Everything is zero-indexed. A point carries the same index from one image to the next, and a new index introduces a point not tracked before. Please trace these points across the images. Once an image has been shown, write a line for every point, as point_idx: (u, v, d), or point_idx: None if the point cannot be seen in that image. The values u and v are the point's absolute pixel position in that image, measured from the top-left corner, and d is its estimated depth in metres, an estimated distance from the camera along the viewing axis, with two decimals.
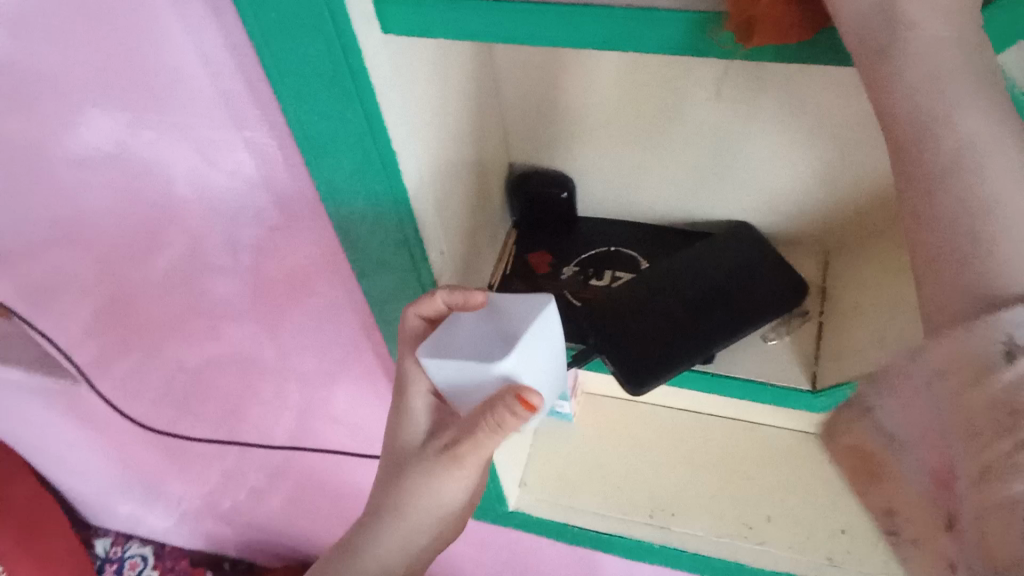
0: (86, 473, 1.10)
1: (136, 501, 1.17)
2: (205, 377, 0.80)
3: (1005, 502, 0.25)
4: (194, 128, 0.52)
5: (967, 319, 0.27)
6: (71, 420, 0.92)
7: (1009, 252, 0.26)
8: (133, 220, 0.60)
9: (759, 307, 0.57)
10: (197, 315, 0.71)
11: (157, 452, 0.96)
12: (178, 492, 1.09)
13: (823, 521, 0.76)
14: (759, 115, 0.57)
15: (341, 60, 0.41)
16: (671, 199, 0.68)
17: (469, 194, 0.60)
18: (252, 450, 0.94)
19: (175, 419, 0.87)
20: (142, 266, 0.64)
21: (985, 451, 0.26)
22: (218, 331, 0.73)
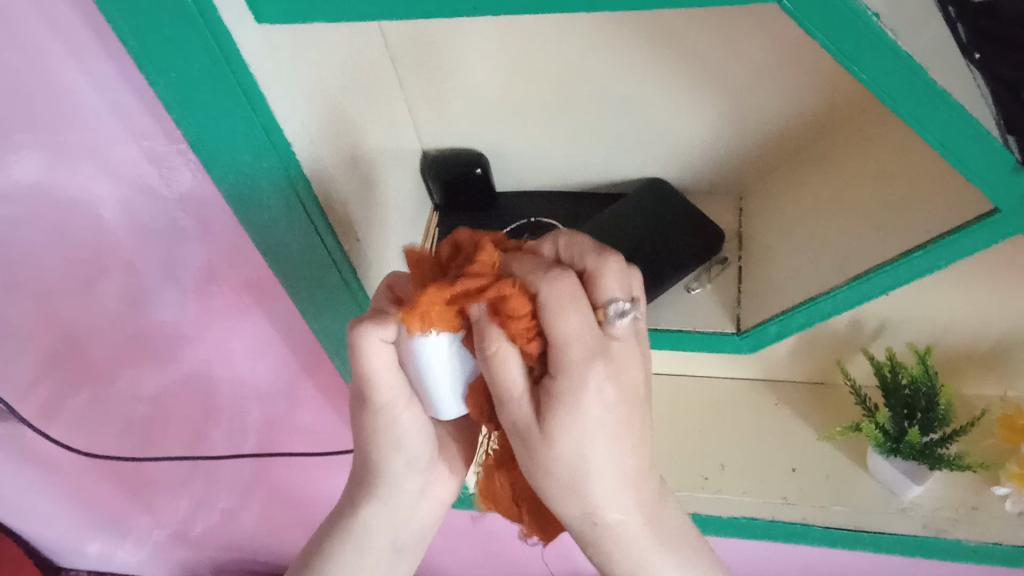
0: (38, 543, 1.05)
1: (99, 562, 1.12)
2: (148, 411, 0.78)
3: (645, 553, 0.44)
4: (99, 150, 0.51)
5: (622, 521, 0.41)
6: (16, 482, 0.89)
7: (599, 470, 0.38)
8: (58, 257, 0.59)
9: (679, 260, 0.61)
10: (126, 350, 0.69)
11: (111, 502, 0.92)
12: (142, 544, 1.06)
13: (778, 462, 0.75)
14: (653, 73, 0.59)
15: (216, 54, 0.41)
16: (584, 163, 0.69)
17: (381, 183, 0.60)
18: (213, 482, 0.92)
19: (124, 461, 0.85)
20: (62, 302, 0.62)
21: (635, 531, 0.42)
22: (153, 363, 0.71)
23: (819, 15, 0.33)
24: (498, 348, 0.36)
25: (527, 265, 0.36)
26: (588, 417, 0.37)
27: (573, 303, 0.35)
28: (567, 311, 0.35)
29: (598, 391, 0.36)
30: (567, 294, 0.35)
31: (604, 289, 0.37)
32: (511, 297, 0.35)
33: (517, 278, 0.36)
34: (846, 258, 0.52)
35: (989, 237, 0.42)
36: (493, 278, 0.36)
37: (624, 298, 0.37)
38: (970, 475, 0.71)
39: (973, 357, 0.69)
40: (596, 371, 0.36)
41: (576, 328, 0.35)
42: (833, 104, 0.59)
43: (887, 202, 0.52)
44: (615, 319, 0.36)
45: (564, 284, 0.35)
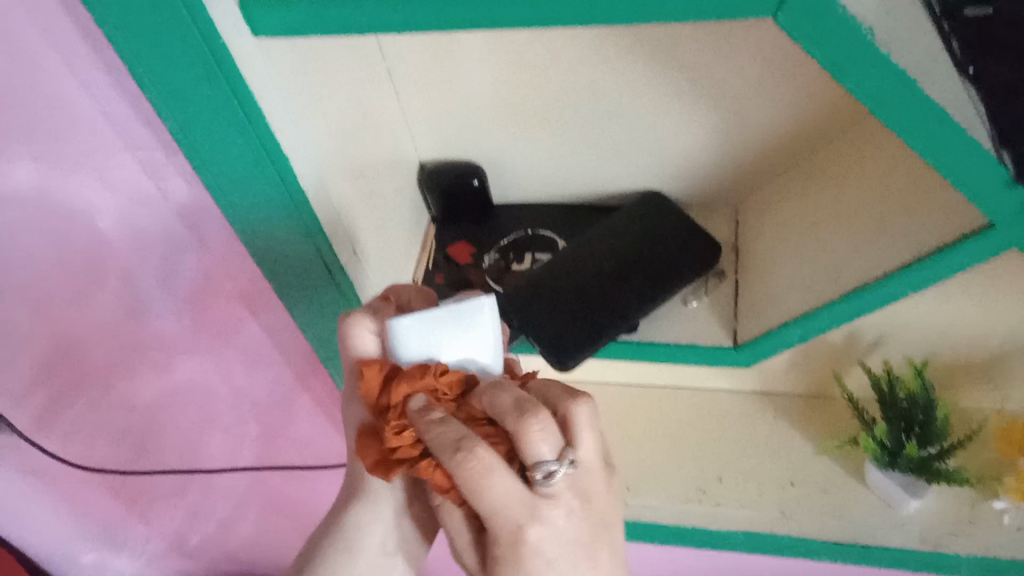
0: None
1: None
2: None
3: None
4: (95, 160, 0.51)
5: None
6: None
7: None
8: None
9: (674, 272, 0.61)
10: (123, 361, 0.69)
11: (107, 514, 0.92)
12: None
13: (776, 474, 0.74)
14: (648, 85, 0.59)
15: (211, 65, 0.41)
16: (580, 175, 0.69)
17: (378, 195, 0.60)
18: (209, 493, 0.91)
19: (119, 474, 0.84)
20: None
21: None
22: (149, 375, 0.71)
23: (812, 29, 0.34)
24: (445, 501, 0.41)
25: (438, 442, 0.37)
26: (529, 567, 0.38)
27: (483, 468, 0.36)
28: (484, 481, 0.36)
29: (536, 551, 0.37)
30: (483, 471, 0.36)
31: (533, 453, 0.36)
32: (431, 474, 0.38)
33: (432, 459, 0.38)
34: (841, 270, 0.52)
35: (977, 255, 0.43)
36: (416, 457, 0.39)
37: (553, 460, 0.36)
38: (968, 490, 0.71)
39: (968, 371, 0.69)
40: (532, 532, 0.37)
41: (499, 498, 0.36)
42: (827, 115, 0.59)
43: (882, 214, 0.52)
44: (542, 484, 0.36)
45: (468, 463, 0.36)
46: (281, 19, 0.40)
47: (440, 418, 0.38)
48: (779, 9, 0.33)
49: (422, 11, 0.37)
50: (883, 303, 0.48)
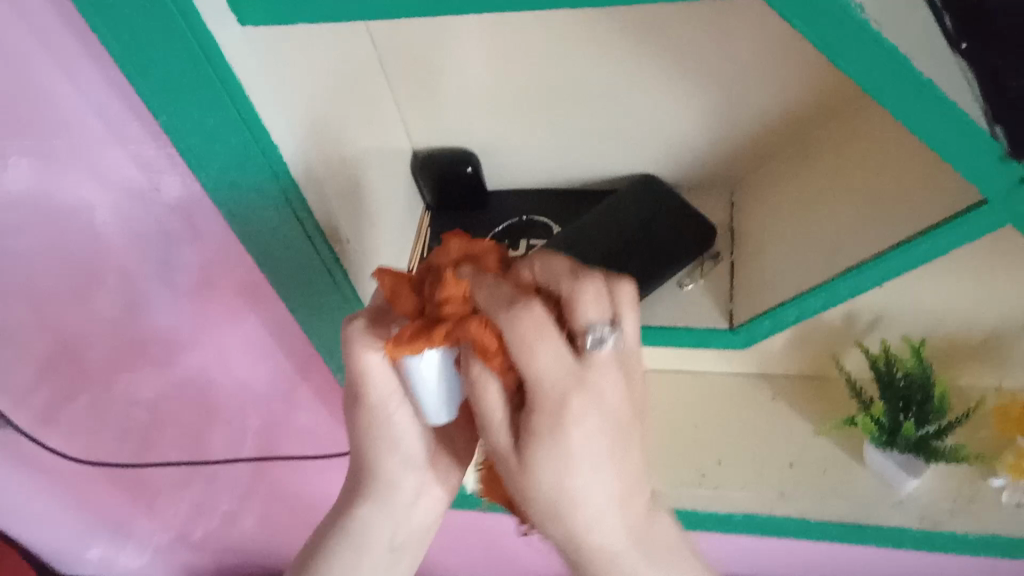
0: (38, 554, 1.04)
1: None
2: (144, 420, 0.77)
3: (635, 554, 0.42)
4: (87, 155, 0.51)
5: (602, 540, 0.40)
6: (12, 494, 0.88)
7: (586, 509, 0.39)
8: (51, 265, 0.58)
9: (669, 254, 0.61)
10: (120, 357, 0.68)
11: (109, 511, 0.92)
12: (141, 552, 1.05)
13: (774, 455, 0.75)
14: (641, 69, 0.59)
15: (199, 55, 0.41)
16: (574, 160, 0.69)
17: (372, 183, 0.60)
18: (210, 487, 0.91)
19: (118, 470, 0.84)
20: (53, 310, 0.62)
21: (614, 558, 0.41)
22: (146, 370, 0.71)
23: (797, 7, 0.34)
24: (482, 382, 0.39)
25: (491, 298, 0.38)
26: (569, 449, 0.38)
27: (538, 330, 0.36)
28: (534, 348, 0.36)
29: (580, 418, 0.37)
30: (533, 328, 0.36)
31: (584, 314, 0.38)
32: (476, 333, 0.39)
33: (483, 312, 0.38)
34: (835, 249, 0.52)
35: (975, 229, 0.42)
36: (466, 312, 0.39)
37: (603, 322, 0.38)
38: (966, 467, 0.71)
39: (966, 349, 0.69)
40: (573, 394, 0.37)
41: (547, 361, 0.36)
42: (820, 95, 0.59)
43: (876, 193, 0.52)
44: (593, 347, 0.37)
45: (524, 315, 0.36)
46: (268, 6, 0.40)
47: (492, 280, 0.39)
48: None
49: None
50: (884, 277, 0.48)
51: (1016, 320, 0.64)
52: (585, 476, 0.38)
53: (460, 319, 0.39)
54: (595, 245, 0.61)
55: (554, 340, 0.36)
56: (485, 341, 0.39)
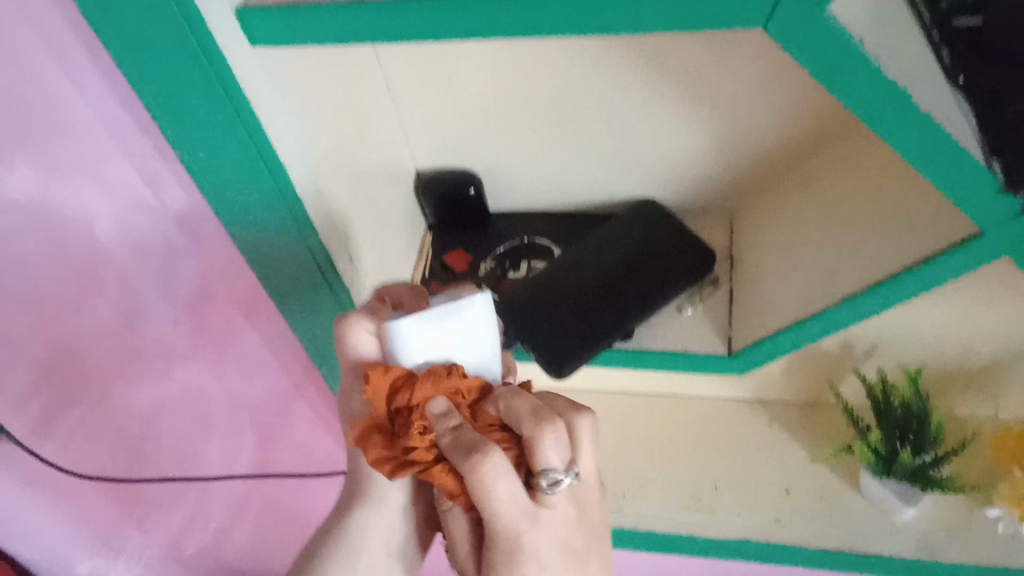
0: None
1: None
2: None
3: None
4: (93, 165, 0.52)
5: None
6: None
7: None
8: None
9: (667, 278, 0.62)
10: None
11: None
12: None
13: (770, 481, 0.75)
14: (641, 94, 0.60)
15: (208, 72, 0.41)
16: (575, 183, 0.69)
17: (375, 202, 0.61)
18: None
19: None
20: None
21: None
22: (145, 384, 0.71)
23: (798, 40, 0.34)
24: (449, 512, 0.40)
25: (456, 446, 0.36)
26: (523, 574, 0.38)
27: (494, 472, 0.35)
28: (492, 496, 0.36)
29: (533, 551, 0.38)
30: (490, 477, 0.35)
31: (543, 458, 0.36)
32: (439, 478, 0.37)
33: (446, 461, 0.37)
34: (833, 275, 0.53)
35: (970, 261, 0.43)
36: (432, 460, 0.37)
37: (560, 466, 0.37)
38: (962, 497, 0.71)
39: (962, 378, 0.69)
40: (525, 532, 0.37)
41: (502, 502, 0.36)
42: (818, 124, 0.60)
43: (873, 221, 0.52)
44: (546, 490, 0.37)
45: (483, 464, 0.35)
46: (279, 23, 0.41)
47: (458, 425, 0.37)
48: (769, 19, 0.34)
49: (413, 23, 0.38)
50: (880, 306, 0.48)
51: (1012, 350, 0.64)
52: None
53: (426, 464, 0.37)
54: (591, 312, 0.59)
55: (510, 485, 0.36)
56: (448, 487, 0.37)
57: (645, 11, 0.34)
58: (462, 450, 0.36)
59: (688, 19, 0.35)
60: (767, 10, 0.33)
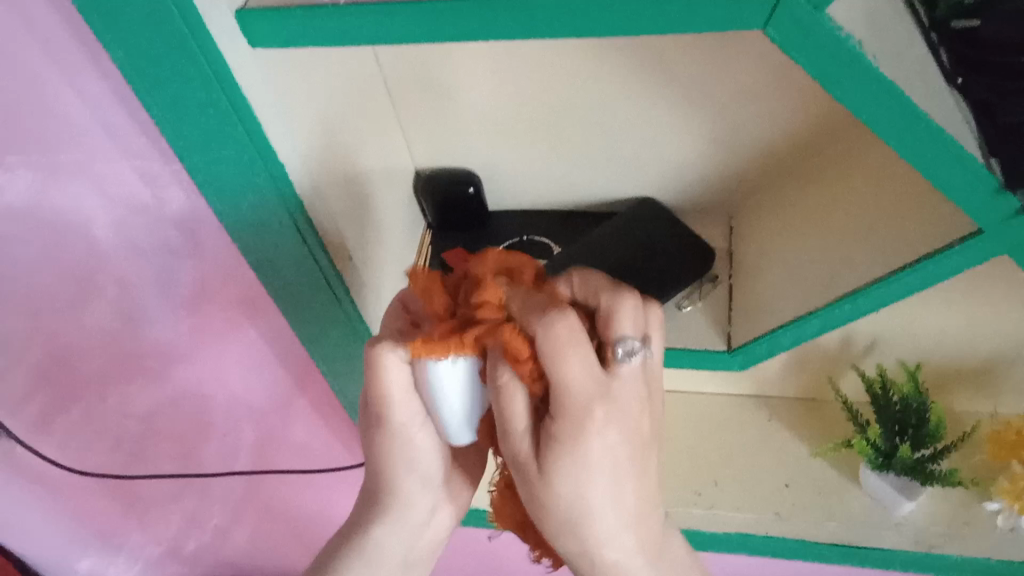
0: None
1: None
2: None
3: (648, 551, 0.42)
4: (92, 169, 0.52)
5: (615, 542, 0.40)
6: None
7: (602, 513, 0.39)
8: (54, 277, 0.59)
9: (667, 276, 0.62)
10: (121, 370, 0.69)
11: None
12: None
13: (769, 475, 0.75)
14: (640, 92, 0.60)
15: (208, 75, 0.41)
16: (574, 182, 0.69)
17: (374, 203, 0.61)
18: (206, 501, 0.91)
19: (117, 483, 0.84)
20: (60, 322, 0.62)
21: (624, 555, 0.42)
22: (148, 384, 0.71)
23: (798, 42, 0.34)
24: (509, 385, 0.38)
25: (527, 306, 0.37)
26: (586, 457, 0.37)
27: (570, 335, 0.35)
28: (564, 358, 0.35)
29: (602, 431, 0.37)
30: (564, 335, 0.35)
31: (617, 327, 0.38)
32: (508, 339, 0.37)
33: (519, 321, 0.37)
34: (833, 273, 0.53)
35: (971, 258, 0.43)
36: (500, 320, 0.38)
37: (635, 337, 0.37)
38: (962, 492, 0.71)
39: (961, 374, 0.69)
40: (597, 406, 0.36)
41: (573, 369, 0.35)
42: (817, 121, 0.60)
43: (872, 219, 0.52)
44: (622, 359, 0.37)
45: (560, 323, 0.35)
46: (277, 26, 0.41)
47: (526, 292, 0.38)
48: (767, 23, 0.34)
49: (413, 26, 0.38)
50: (880, 303, 0.48)
51: (1011, 346, 0.64)
52: (600, 482, 0.38)
53: (492, 323, 0.38)
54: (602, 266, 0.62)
55: (582, 351, 0.35)
56: (514, 351, 0.37)
57: (646, 15, 0.34)
58: (536, 310, 0.37)
59: (685, 25, 0.34)
60: (766, 13, 0.33)
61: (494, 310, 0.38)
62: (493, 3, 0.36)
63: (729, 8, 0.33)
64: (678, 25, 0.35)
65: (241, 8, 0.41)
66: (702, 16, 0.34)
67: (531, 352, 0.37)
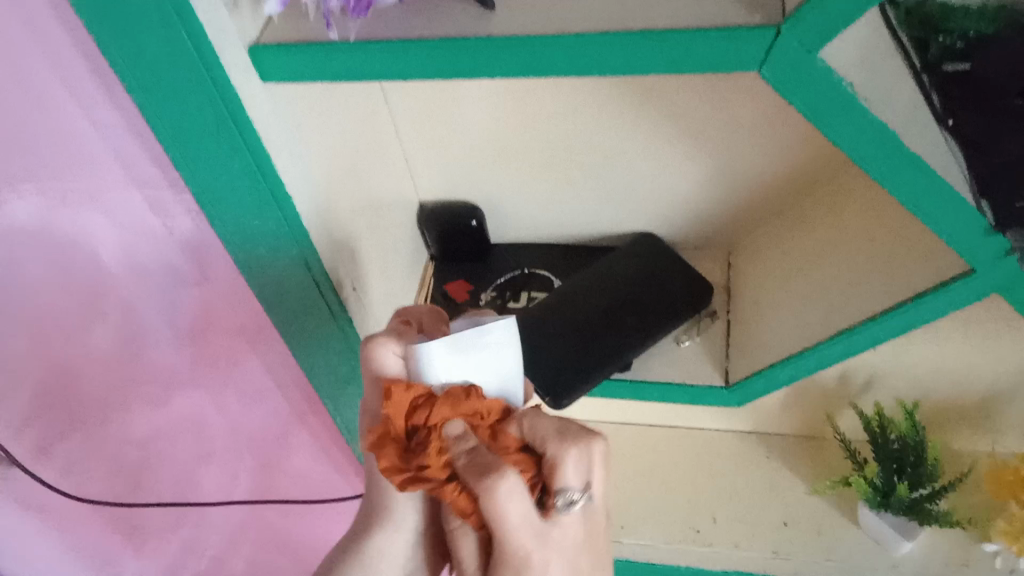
0: None
1: None
2: None
3: None
4: (103, 196, 0.53)
5: None
6: None
7: None
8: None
9: (666, 310, 0.62)
10: None
11: None
12: None
13: (769, 513, 0.75)
14: (642, 130, 0.61)
15: (221, 108, 0.43)
16: (576, 217, 0.71)
17: (379, 233, 0.62)
18: None
19: None
20: None
21: None
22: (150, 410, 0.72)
23: (791, 85, 0.35)
24: (459, 531, 0.40)
25: (472, 468, 0.35)
26: None
27: (509, 495, 0.35)
28: (505, 515, 0.35)
29: (541, 573, 0.37)
30: (503, 497, 0.35)
31: (563, 477, 0.37)
32: (451, 498, 0.36)
33: (461, 482, 0.35)
34: (830, 309, 0.53)
35: (963, 298, 0.44)
36: (443, 479, 0.36)
37: (576, 489, 0.37)
38: (961, 532, 0.71)
39: (958, 413, 0.70)
40: (535, 552, 0.37)
41: (513, 524, 0.35)
42: (815, 161, 0.61)
43: (866, 258, 0.53)
44: (561, 509, 0.37)
45: (498, 486, 0.34)
46: (288, 61, 0.42)
47: (474, 446, 0.36)
48: (763, 66, 0.35)
49: (421, 63, 0.39)
50: (874, 341, 0.49)
51: (1007, 385, 0.65)
52: None
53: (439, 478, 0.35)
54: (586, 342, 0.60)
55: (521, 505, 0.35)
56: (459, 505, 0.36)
57: (641, 54, 0.36)
58: (477, 471, 0.35)
59: (683, 66, 0.36)
60: (761, 56, 0.35)
61: (439, 477, 0.36)
62: (498, 41, 0.37)
63: (725, 50, 0.35)
64: (677, 66, 0.36)
65: (256, 43, 0.43)
66: (700, 57, 0.35)
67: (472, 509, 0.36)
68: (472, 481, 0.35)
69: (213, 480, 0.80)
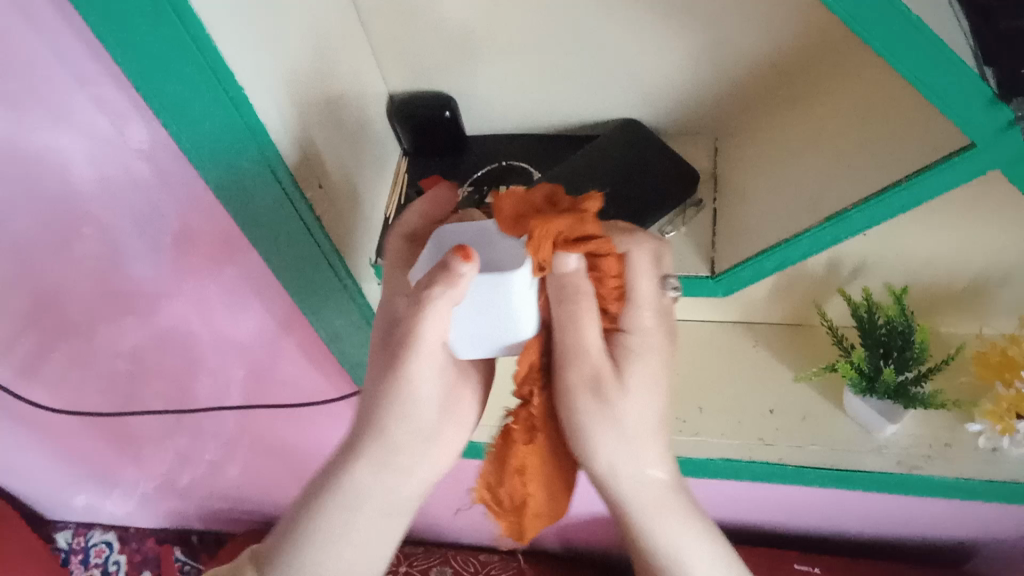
0: (32, 477, 1.04)
1: (92, 498, 1.11)
2: (138, 369, 0.76)
3: (666, 507, 0.50)
4: (46, 93, 0.47)
5: (651, 480, 0.49)
6: (9, 427, 0.88)
7: (642, 429, 0.48)
8: (28, 213, 0.56)
9: (653, 200, 0.60)
10: (100, 305, 0.67)
11: (99, 443, 0.91)
12: (131, 484, 1.04)
13: (754, 403, 0.75)
14: (622, 4, 0.57)
15: (162, 1, 0.38)
16: (555, 105, 0.67)
17: (346, 128, 0.59)
18: (197, 433, 0.90)
19: (107, 414, 0.84)
20: (34, 255, 0.61)
21: (652, 506, 0.50)
22: (127, 322, 0.69)
23: None
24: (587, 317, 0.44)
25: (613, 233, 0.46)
26: (641, 363, 0.48)
27: (648, 248, 0.46)
28: (644, 274, 0.45)
29: (651, 348, 0.48)
30: (644, 254, 0.45)
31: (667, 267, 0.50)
32: (604, 255, 0.44)
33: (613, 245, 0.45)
34: (820, 194, 0.51)
35: (965, 173, 0.41)
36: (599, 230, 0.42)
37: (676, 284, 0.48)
38: (944, 414, 0.71)
39: (948, 297, 0.69)
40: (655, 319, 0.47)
41: (645, 281, 0.45)
42: (807, 36, 0.57)
43: (862, 139, 0.51)
44: (671, 289, 0.47)
45: (643, 240, 0.46)
46: None
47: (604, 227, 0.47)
48: None
49: None
50: (870, 223, 0.47)
51: (1000, 268, 0.64)
52: (648, 396, 0.48)
53: (594, 236, 0.42)
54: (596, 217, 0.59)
55: (655, 274, 0.46)
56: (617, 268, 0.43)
57: None
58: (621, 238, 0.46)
59: None
60: None
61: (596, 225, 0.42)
62: None
63: None
64: None
65: None
66: None
67: (614, 261, 0.45)
68: (622, 248, 0.45)
69: (202, 383, 0.79)
